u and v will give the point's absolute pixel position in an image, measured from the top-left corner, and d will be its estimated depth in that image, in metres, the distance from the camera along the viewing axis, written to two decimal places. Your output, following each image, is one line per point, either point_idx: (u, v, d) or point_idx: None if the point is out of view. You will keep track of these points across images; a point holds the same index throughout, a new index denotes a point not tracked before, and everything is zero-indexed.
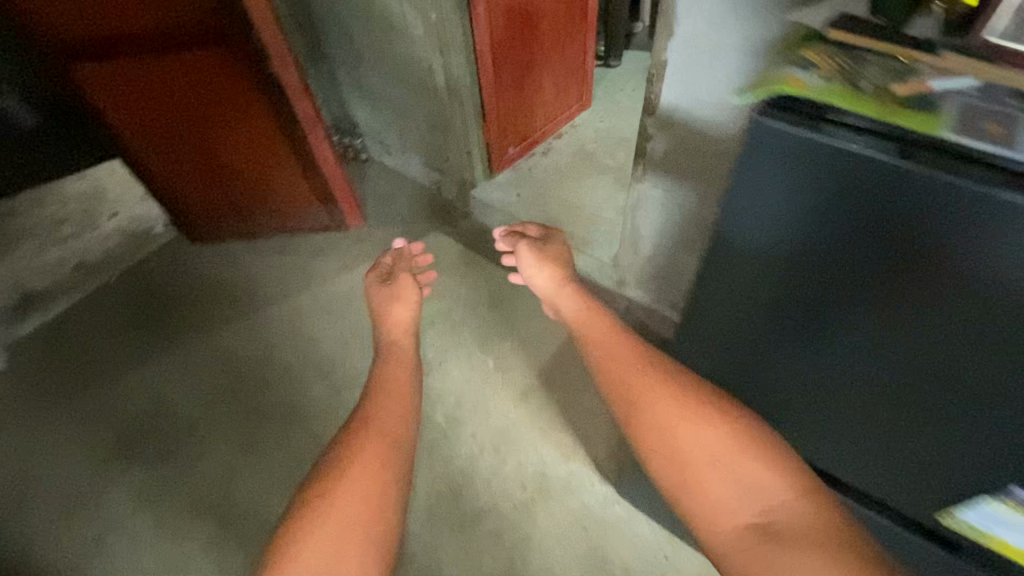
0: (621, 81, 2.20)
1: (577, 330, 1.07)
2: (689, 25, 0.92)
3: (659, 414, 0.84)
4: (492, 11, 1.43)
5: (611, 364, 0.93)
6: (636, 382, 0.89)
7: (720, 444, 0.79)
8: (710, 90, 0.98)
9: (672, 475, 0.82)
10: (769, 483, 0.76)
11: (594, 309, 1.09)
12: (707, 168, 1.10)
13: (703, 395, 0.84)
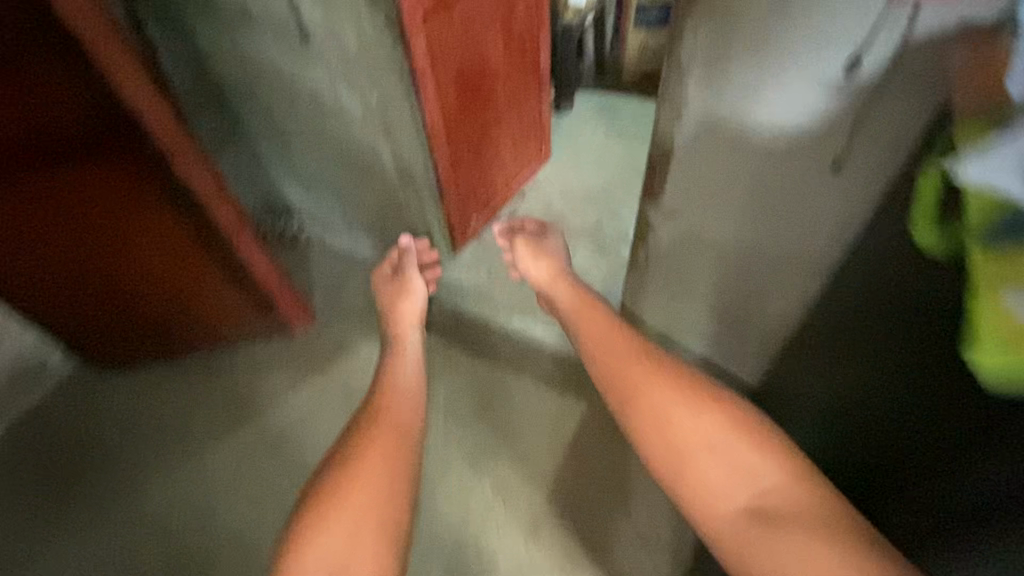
0: (578, 126, 2.06)
1: (576, 317, 1.18)
2: (709, 111, 0.75)
3: (654, 404, 0.93)
4: (441, 84, 1.24)
5: (609, 361, 1.04)
6: (628, 373, 0.99)
7: (717, 433, 0.87)
8: (733, 181, 0.82)
9: (668, 464, 0.88)
10: (760, 469, 0.82)
11: (589, 310, 1.18)
12: (723, 261, 0.95)
13: (697, 388, 0.93)
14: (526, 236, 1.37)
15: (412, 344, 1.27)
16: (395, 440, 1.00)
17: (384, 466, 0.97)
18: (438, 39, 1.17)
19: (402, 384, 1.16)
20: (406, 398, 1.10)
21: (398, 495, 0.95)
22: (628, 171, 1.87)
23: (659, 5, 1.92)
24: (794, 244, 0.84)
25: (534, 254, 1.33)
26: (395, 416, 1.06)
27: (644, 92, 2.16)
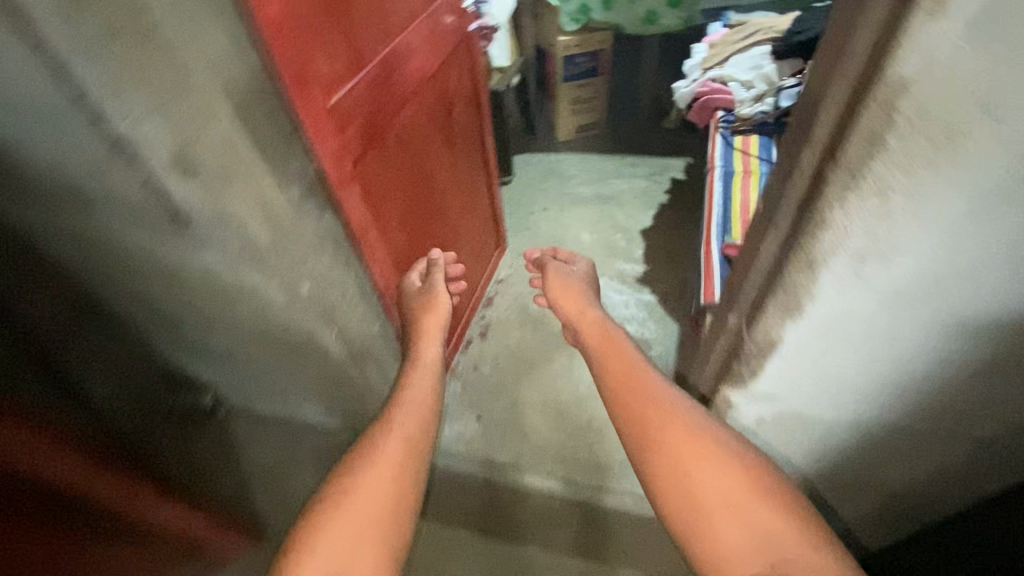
0: (525, 202, 1.83)
1: (601, 358, 0.96)
2: (855, 303, 0.50)
3: (668, 450, 0.74)
4: (386, 227, 0.93)
5: (623, 402, 0.83)
6: (646, 416, 0.79)
7: (737, 489, 0.68)
8: (864, 369, 0.58)
9: (680, 513, 0.70)
10: (791, 538, 0.64)
11: (615, 355, 0.95)
12: (839, 433, 0.71)
13: (719, 437, 0.74)
14: (556, 263, 1.23)
15: (429, 359, 0.90)
16: (415, 427, 0.78)
17: (391, 467, 0.71)
18: (374, 178, 0.86)
19: (417, 394, 0.84)
20: (420, 405, 0.82)
21: (410, 493, 0.70)
22: (597, 248, 1.64)
23: (587, 51, 1.78)
24: (915, 420, 0.63)
25: (565, 279, 1.18)
26: (409, 412, 0.80)
27: (586, 151, 1.97)
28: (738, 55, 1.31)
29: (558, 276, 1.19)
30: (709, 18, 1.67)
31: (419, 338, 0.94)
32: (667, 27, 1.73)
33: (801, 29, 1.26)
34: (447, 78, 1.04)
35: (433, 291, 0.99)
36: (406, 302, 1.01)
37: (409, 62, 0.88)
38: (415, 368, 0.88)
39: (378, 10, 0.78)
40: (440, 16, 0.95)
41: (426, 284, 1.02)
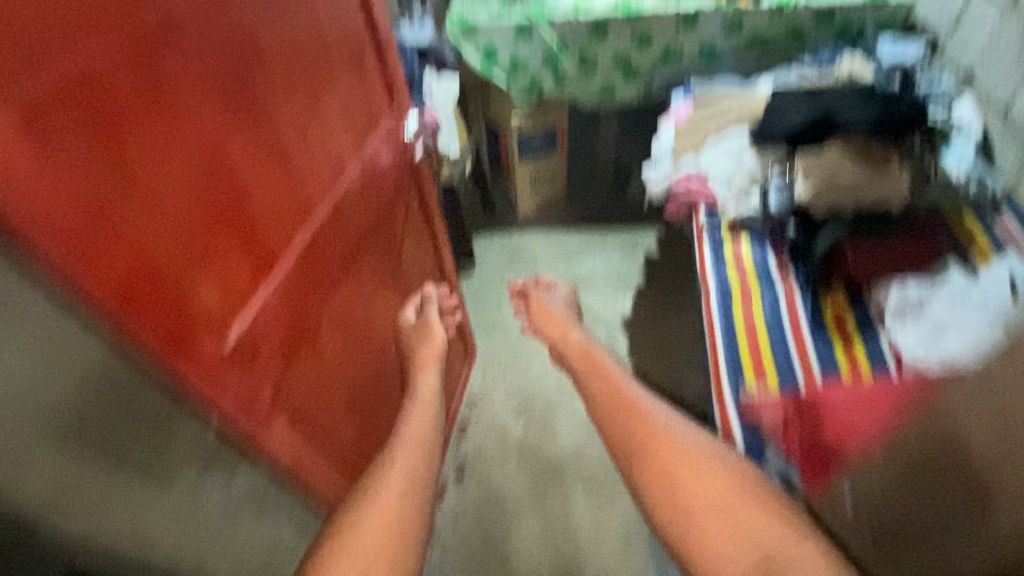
0: (491, 292, 1.65)
1: (590, 385, 0.95)
2: None
3: (656, 457, 0.77)
4: (328, 425, 0.73)
5: (615, 424, 0.84)
6: (636, 431, 0.81)
7: (722, 489, 0.73)
8: None
9: (673, 518, 0.73)
10: (765, 526, 0.68)
11: (598, 374, 0.96)
12: None
13: (702, 444, 0.78)
14: (538, 292, 1.22)
15: (425, 396, 0.88)
16: (418, 458, 0.78)
17: (395, 499, 0.72)
18: (307, 382, 0.67)
19: (419, 427, 0.83)
20: (420, 439, 0.80)
21: (411, 520, 0.71)
22: None
23: (540, 130, 1.67)
24: None
25: (548, 310, 1.17)
26: (410, 448, 0.79)
27: (551, 227, 1.83)
28: (713, 138, 1.18)
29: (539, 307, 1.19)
30: (665, 90, 1.57)
31: (415, 372, 0.91)
32: (625, 100, 1.61)
33: (776, 110, 1.12)
34: (393, 222, 0.86)
35: (427, 327, 0.94)
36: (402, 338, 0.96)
37: (342, 230, 0.70)
38: (411, 404, 0.86)
39: (287, 190, 0.59)
40: (374, 159, 0.77)
41: (421, 317, 0.96)
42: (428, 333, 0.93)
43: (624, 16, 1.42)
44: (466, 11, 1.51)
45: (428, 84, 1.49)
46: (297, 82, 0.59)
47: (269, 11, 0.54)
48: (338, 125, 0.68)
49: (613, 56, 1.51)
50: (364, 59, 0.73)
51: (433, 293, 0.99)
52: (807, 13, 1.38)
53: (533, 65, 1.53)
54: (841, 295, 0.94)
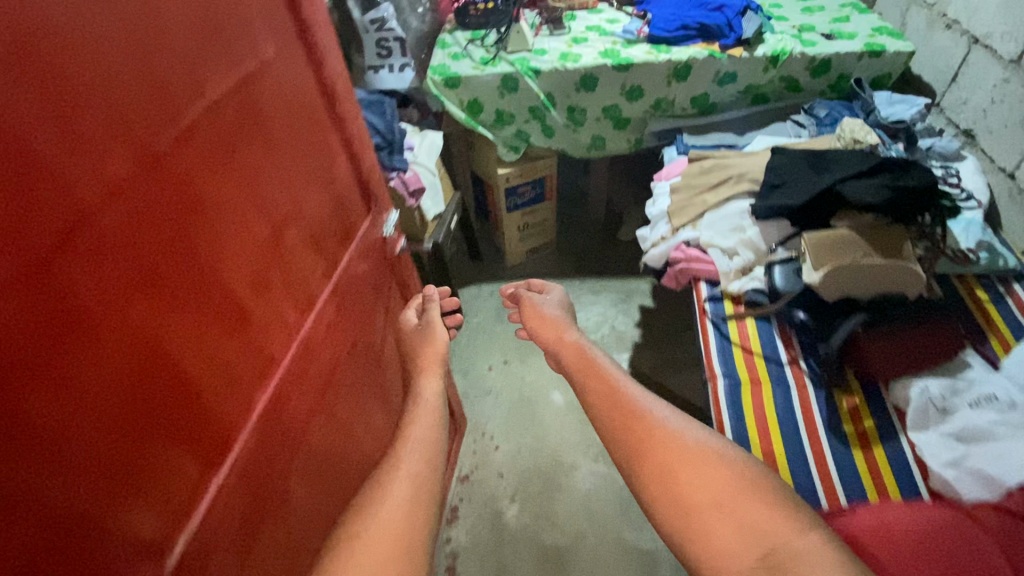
0: (480, 351, 1.55)
1: (583, 383, 0.77)
2: None
3: (645, 453, 0.60)
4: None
5: (607, 420, 0.66)
6: (622, 425, 0.64)
7: (723, 483, 0.54)
8: None
9: (670, 523, 0.54)
10: (779, 526, 0.49)
11: (594, 376, 0.76)
12: None
13: (699, 435, 0.60)
14: (529, 296, 1.07)
15: (430, 397, 0.71)
16: (427, 459, 0.59)
17: (404, 502, 0.53)
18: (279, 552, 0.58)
19: (421, 429, 0.65)
20: (430, 437, 0.63)
21: (420, 532, 0.51)
22: (574, 411, 1.39)
23: (529, 180, 1.59)
24: None
25: (540, 313, 1.01)
26: (425, 441, 0.62)
27: (542, 277, 1.75)
28: (711, 211, 1.13)
29: (533, 313, 1.02)
30: (659, 139, 1.49)
31: (416, 375, 0.75)
32: (617, 149, 1.54)
33: (778, 180, 1.07)
34: (373, 333, 0.78)
35: (429, 328, 0.81)
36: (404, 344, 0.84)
37: (312, 366, 0.62)
38: (417, 405, 0.69)
39: (243, 353, 0.51)
40: (348, 274, 0.69)
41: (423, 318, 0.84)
42: (430, 331, 0.80)
43: (613, 64, 1.35)
44: (447, 62, 1.44)
45: (412, 142, 1.37)
46: (255, 227, 0.51)
47: (220, 161, 0.46)
48: (305, 254, 0.60)
49: (602, 107, 1.45)
50: (337, 172, 0.65)
51: (435, 292, 0.88)
52: (803, 64, 1.33)
53: (519, 118, 1.48)
54: (858, 394, 0.88)
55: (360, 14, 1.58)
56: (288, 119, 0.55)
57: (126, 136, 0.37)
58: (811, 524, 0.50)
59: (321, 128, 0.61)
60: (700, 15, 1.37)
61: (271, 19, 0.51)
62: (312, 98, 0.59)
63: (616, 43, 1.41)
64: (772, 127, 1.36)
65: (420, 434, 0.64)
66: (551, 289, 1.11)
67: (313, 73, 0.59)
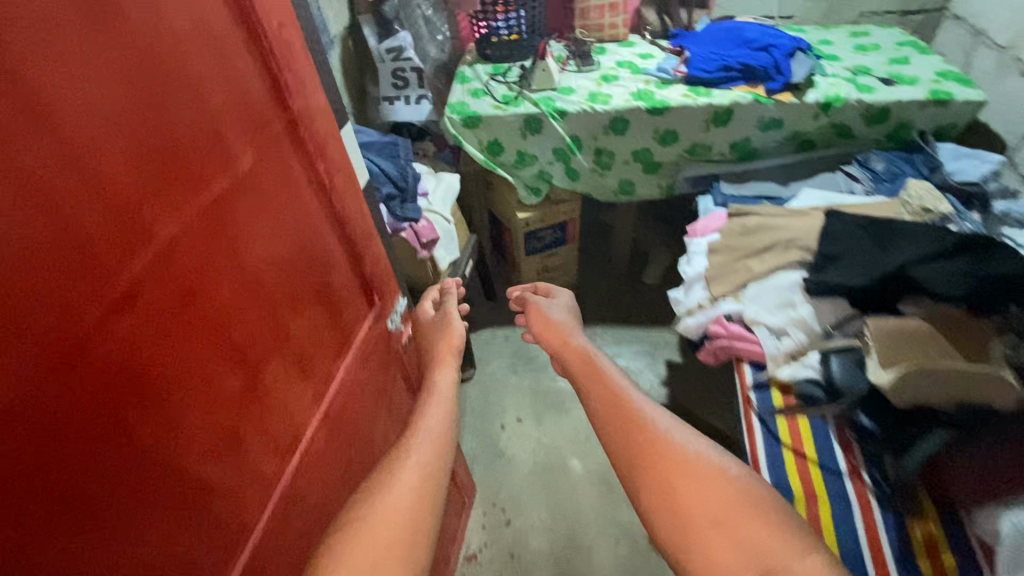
0: (492, 407, 1.44)
1: (584, 383, 0.73)
2: None
3: (652, 465, 0.58)
4: None
5: (608, 424, 0.64)
6: (627, 430, 0.61)
7: (719, 496, 0.53)
8: None
9: (672, 535, 0.53)
10: (775, 543, 0.49)
11: (600, 379, 0.72)
12: None
13: (698, 450, 0.58)
14: (535, 299, 0.97)
15: (443, 386, 0.66)
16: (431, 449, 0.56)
17: (411, 490, 0.50)
18: None
19: (428, 418, 0.60)
20: (441, 425, 0.60)
21: (426, 519, 0.50)
22: (594, 481, 1.28)
23: (551, 224, 1.49)
24: None
25: (546, 316, 0.91)
26: (436, 424, 0.59)
27: None
28: (756, 282, 1.01)
29: (539, 315, 0.93)
30: (692, 185, 1.37)
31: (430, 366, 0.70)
32: (647, 195, 1.42)
33: (835, 252, 0.94)
34: (373, 443, 0.67)
35: (446, 321, 0.77)
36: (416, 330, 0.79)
37: (295, 516, 0.52)
38: (428, 395, 0.64)
39: (203, 541, 0.41)
40: (343, 390, 0.59)
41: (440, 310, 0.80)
42: (447, 325, 0.74)
43: (646, 107, 1.24)
44: (467, 100, 1.35)
45: (425, 186, 1.27)
46: (219, 382, 0.41)
47: (167, 319, 0.36)
48: (288, 388, 0.49)
49: (633, 151, 1.34)
50: (332, 277, 0.55)
51: (452, 287, 0.85)
52: (858, 112, 1.21)
53: (542, 159, 1.37)
54: (934, 522, 0.76)
55: (376, 43, 1.49)
56: (266, 238, 0.45)
57: (6, 347, 0.27)
58: (805, 539, 0.49)
59: (314, 232, 0.51)
60: (743, 55, 1.25)
61: (248, 123, 0.41)
62: (302, 201, 0.49)
63: (650, 83, 1.31)
64: (820, 179, 1.23)
65: (424, 427, 0.59)
66: (556, 291, 1.01)
67: (304, 171, 0.49)
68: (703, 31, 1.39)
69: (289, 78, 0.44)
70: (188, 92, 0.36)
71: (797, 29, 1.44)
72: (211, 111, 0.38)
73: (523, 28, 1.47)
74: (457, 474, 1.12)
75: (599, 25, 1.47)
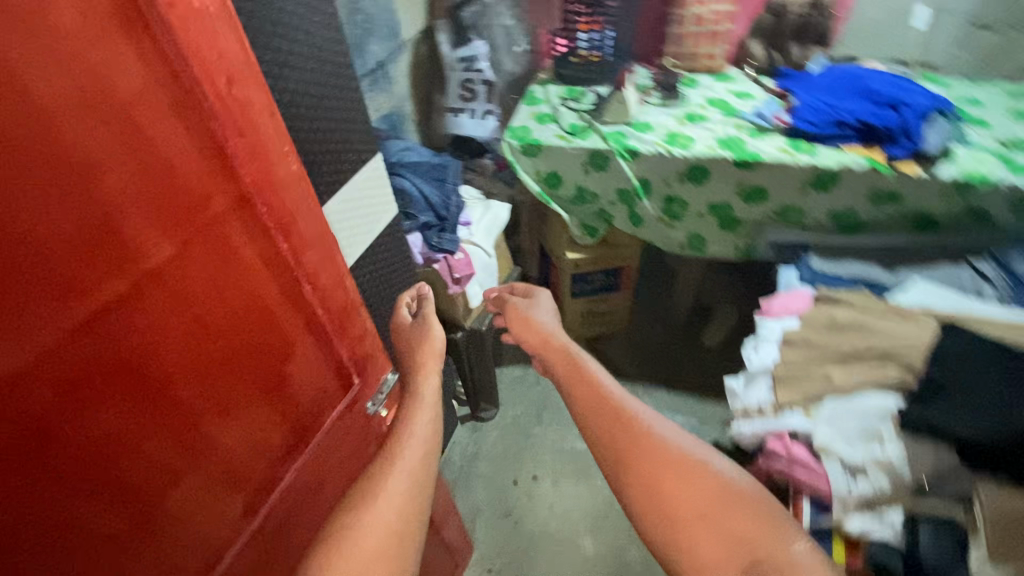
0: (510, 457, 1.32)
1: (570, 387, 0.69)
2: None
3: (637, 466, 0.56)
4: None
5: (595, 425, 0.62)
6: (612, 429, 0.60)
7: (705, 491, 0.53)
8: None
9: (658, 534, 0.53)
10: (761, 532, 0.49)
11: (588, 384, 0.67)
12: None
13: (681, 443, 0.57)
14: (518, 300, 0.89)
15: (429, 398, 0.62)
16: (419, 455, 0.55)
17: (398, 496, 0.50)
18: None
19: (419, 425, 0.58)
20: (427, 430, 0.57)
21: (414, 521, 0.50)
22: (604, 570, 1.13)
23: (604, 268, 1.36)
24: None
25: (528, 318, 0.83)
26: (424, 435, 0.57)
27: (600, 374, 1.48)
28: (834, 396, 0.83)
29: (518, 316, 0.85)
30: (776, 253, 1.16)
31: (411, 378, 0.65)
32: (720, 254, 1.24)
33: (948, 383, 0.75)
34: None
35: (427, 326, 0.71)
36: (397, 340, 0.73)
37: None
38: (414, 406, 0.60)
39: None
40: (292, 491, 0.50)
41: (421, 315, 0.74)
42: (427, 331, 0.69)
43: (732, 159, 1.07)
44: (531, 125, 1.24)
45: (470, 215, 1.17)
46: (101, 520, 0.33)
47: (12, 470, 0.28)
48: (206, 507, 0.41)
49: (710, 204, 1.16)
50: (288, 368, 0.46)
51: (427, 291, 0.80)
52: (1006, 197, 0.97)
53: (604, 199, 1.24)
54: None
55: (449, 50, 1.42)
56: (193, 338, 0.36)
57: None
58: (782, 525, 0.50)
59: (264, 322, 0.42)
60: (864, 110, 1.04)
61: (169, 208, 0.32)
62: (250, 289, 0.39)
63: (742, 130, 1.13)
64: (941, 271, 0.98)
65: (414, 432, 0.57)
66: (535, 291, 0.92)
67: (259, 253, 0.39)
68: (818, 74, 1.18)
69: (242, 145, 0.35)
70: (64, 181, 0.27)
71: (939, 81, 1.19)
72: (107, 199, 0.29)
73: (607, 51, 1.33)
74: (452, 540, 1.01)
75: (693, 54, 1.30)
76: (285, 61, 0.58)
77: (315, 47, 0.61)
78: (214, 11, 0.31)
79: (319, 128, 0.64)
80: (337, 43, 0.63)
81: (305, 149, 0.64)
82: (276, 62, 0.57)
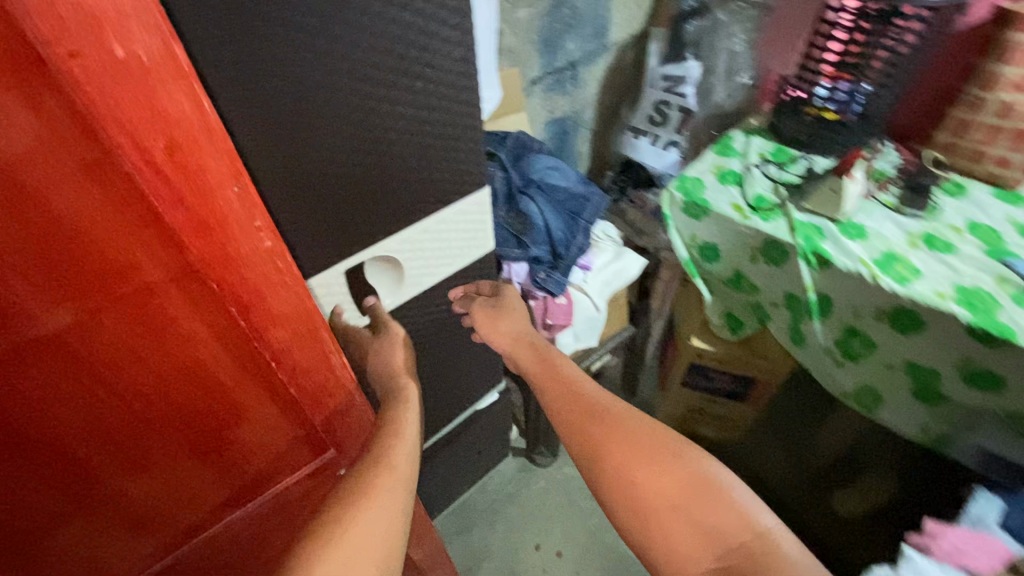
0: (543, 515, 1.21)
1: (541, 382, 0.59)
2: None
3: (609, 460, 0.48)
4: None
5: (562, 422, 0.53)
6: (584, 422, 0.51)
7: (674, 477, 0.45)
8: None
9: (633, 529, 0.45)
10: (731, 519, 0.42)
11: (561, 377, 0.58)
12: None
13: (648, 425, 0.49)
14: (484, 301, 0.69)
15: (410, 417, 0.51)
16: (406, 459, 0.46)
17: (391, 509, 0.42)
18: None
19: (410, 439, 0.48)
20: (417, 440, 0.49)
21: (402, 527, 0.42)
22: None
23: (729, 371, 1.12)
24: None
25: (493, 323, 0.67)
26: (411, 447, 0.47)
27: None
28: None
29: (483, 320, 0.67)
30: (977, 464, 0.86)
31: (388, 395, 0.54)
32: (898, 428, 0.92)
33: None
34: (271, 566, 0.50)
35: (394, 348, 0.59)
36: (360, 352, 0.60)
37: None
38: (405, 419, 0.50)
39: None
40: (230, 536, 0.45)
41: (383, 327, 0.60)
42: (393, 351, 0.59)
43: (967, 323, 0.74)
44: (707, 181, 1.02)
45: (594, 259, 1.02)
46: None
47: None
48: (99, 556, 0.37)
49: (908, 360, 0.84)
50: (239, 432, 0.40)
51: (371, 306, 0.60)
52: None
53: (765, 296, 0.99)
54: None
55: (657, 65, 1.22)
56: (98, 400, 0.31)
57: None
58: (752, 510, 0.42)
59: (206, 390, 0.36)
60: None
61: (73, 276, 0.26)
62: (188, 360, 0.33)
63: (1003, 287, 0.78)
64: None
65: (400, 442, 0.47)
66: (502, 288, 0.72)
67: (206, 322, 0.33)
68: None
69: (186, 220, 0.28)
70: None
71: None
72: None
73: (853, 113, 1.01)
74: None
75: (977, 151, 0.93)
76: (383, 76, 0.47)
77: (429, 63, 0.49)
78: (157, 62, 0.23)
79: (416, 155, 0.54)
80: (458, 60, 0.51)
81: (390, 178, 0.54)
82: (372, 79, 0.46)
